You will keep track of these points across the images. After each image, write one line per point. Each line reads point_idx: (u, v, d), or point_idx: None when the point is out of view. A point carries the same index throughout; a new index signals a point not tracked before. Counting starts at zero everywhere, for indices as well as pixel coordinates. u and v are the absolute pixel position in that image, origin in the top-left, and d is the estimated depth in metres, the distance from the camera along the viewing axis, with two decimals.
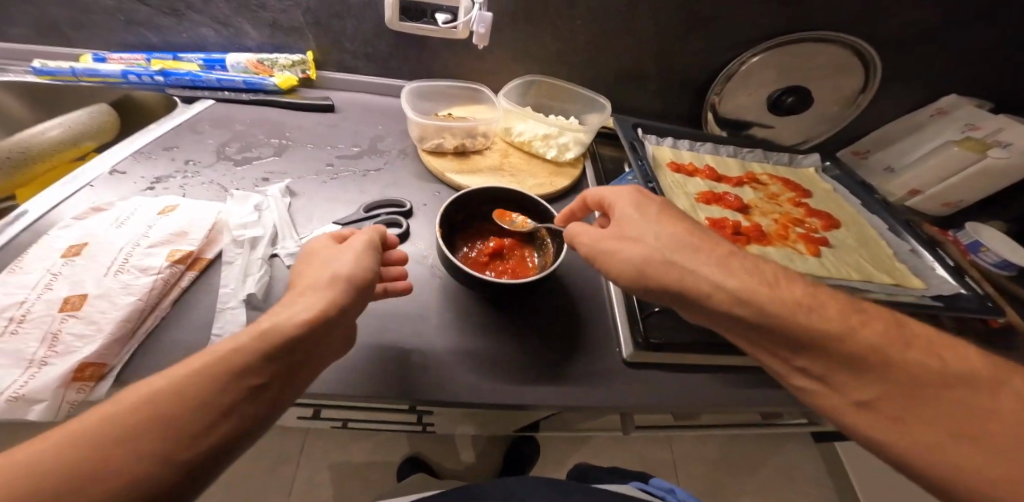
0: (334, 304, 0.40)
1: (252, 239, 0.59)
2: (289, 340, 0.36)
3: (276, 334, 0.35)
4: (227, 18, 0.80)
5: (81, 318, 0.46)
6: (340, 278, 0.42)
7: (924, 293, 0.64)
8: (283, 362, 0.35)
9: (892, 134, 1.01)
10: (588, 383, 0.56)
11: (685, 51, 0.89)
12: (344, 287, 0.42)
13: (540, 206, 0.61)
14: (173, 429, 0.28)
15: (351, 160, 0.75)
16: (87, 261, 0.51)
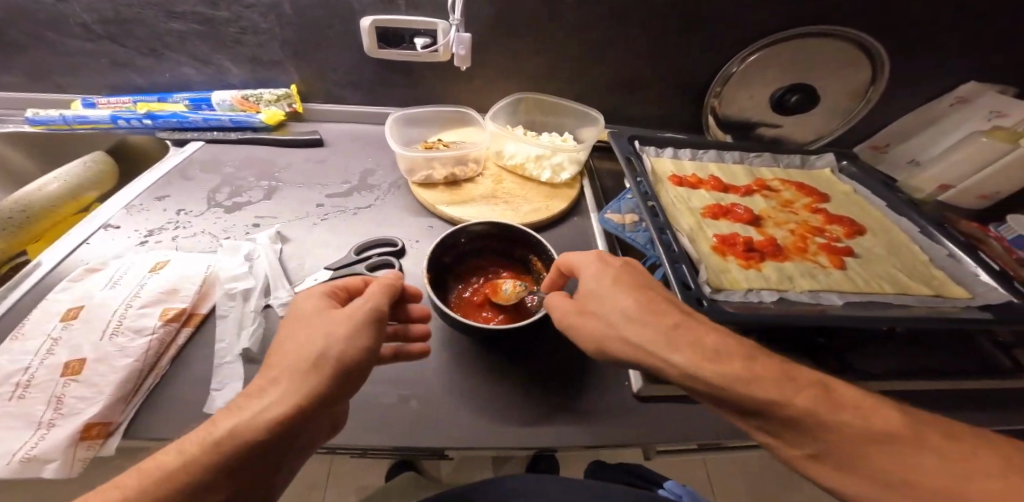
0: (306, 401, 0.33)
1: (244, 291, 0.54)
2: (243, 449, 0.30)
3: (231, 440, 0.30)
4: (207, 55, 0.81)
5: (83, 381, 0.40)
6: (314, 368, 0.34)
7: (970, 303, 0.58)
8: (247, 468, 0.31)
9: (909, 127, 0.95)
10: (613, 419, 0.50)
11: (682, 54, 0.85)
12: (321, 375, 0.34)
13: (532, 238, 0.57)
14: None
15: (340, 198, 0.71)
16: (85, 323, 0.44)
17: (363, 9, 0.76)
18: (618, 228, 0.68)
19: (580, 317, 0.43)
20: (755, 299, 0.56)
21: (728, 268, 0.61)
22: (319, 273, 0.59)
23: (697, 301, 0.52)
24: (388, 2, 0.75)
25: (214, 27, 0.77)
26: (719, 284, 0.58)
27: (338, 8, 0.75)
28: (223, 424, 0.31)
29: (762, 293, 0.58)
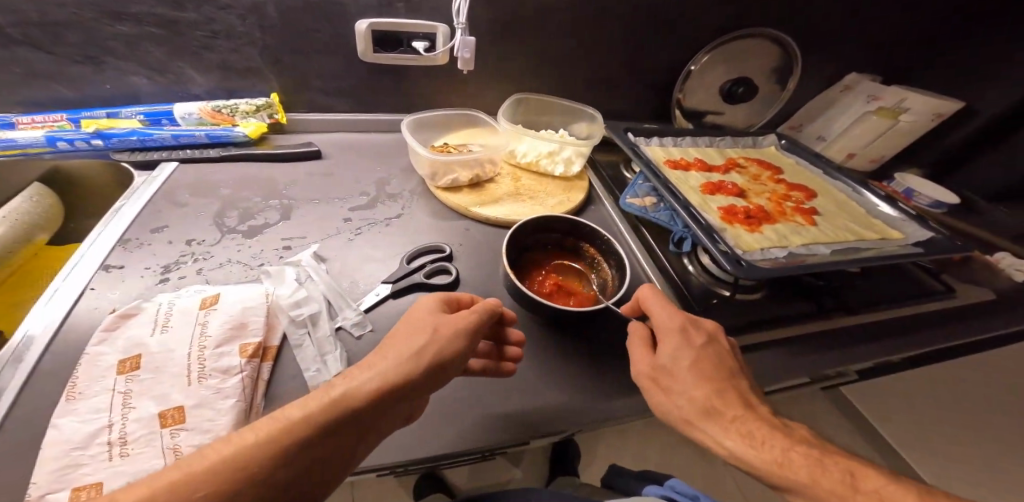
0: (403, 381, 0.35)
1: (312, 316, 0.50)
2: (345, 414, 0.33)
3: (339, 404, 0.33)
4: (165, 63, 0.69)
5: (194, 429, 0.37)
6: (416, 358, 0.36)
7: (905, 241, 0.77)
8: (342, 440, 0.33)
9: (816, 109, 1.14)
10: None
11: (653, 54, 0.94)
12: (418, 364, 0.36)
13: (590, 229, 0.61)
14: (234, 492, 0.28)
15: (366, 211, 0.67)
16: (157, 372, 0.40)
17: (358, 12, 0.72)
18: (640, 211, 0.75)
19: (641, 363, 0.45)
20: (770, 255, 0.68)
21: (740, 233, 0.72)
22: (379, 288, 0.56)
23: (738, 262, 0.61)
24: (385, 5, 0.73)
25: (177, 31, 0.66)
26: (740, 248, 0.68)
27: (330, 12, 0.71)
28: (336, 389, 0.34)
29: (773, 251, 0.69)
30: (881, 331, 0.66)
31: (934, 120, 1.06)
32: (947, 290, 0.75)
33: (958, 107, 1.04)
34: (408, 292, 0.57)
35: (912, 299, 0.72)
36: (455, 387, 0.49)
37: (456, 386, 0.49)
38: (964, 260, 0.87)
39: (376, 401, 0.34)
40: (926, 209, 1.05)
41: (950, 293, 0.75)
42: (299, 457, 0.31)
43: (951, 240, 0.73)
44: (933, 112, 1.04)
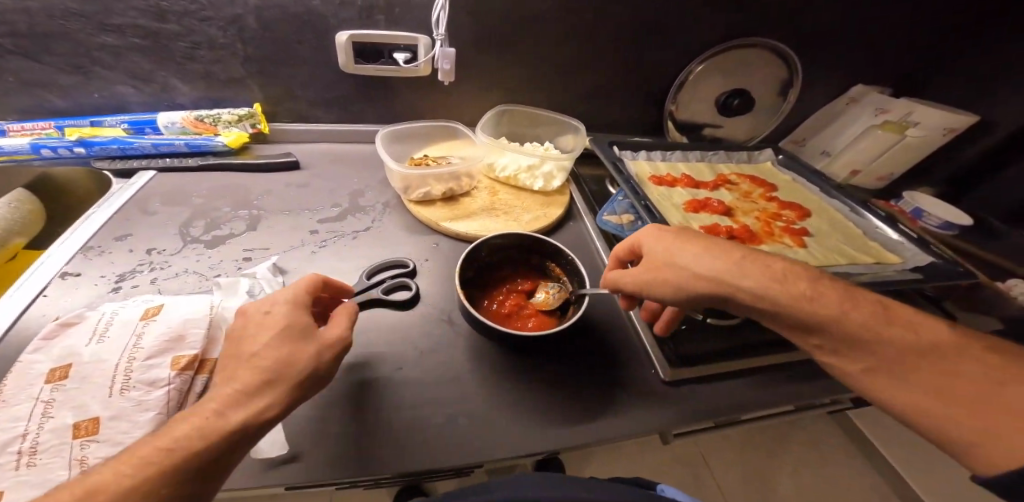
0: (284, 369, 0.37)
1: None
2: (227, 408, 0.34)
3: (215, 401, 0.34)
4: (149, 73, 0.70)
5: (106, 441, 0.37)
6: (294, 345, 0.39)
7: (904, 266, 0.72)
8: (232, 429, 0.33)
9: (818, 123, 1.10)
10: (649, 406, 0.54)
11: (645, 66, 0.92)
12: (294, 351, 0.38)
13: (555, 248, 0.59)
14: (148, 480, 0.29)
15: (335, 223, 0.67)
16: (84, 382, 0.39)
17: (339, 24, 0.72)
18: (617, 228, 0.73)
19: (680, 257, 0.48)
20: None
21: None
22: None
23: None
24: (367, 17, 0.72)
25: (159, 42, 0.67)
26: None
27: (311, 24, 0.70)
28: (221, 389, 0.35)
29: None
30: None
31: (946, 134, 0.99)
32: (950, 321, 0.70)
33: (974, 122, 0.98)
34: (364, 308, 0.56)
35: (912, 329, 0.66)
36: (395, 408, 0.48)
37: (398, 406, 0.48)
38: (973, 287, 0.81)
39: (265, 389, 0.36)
40: (934, 230, 0.99)
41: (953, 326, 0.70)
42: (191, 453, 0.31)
43: (951, 268, 0.68)
44: (944, 126, 0.97)
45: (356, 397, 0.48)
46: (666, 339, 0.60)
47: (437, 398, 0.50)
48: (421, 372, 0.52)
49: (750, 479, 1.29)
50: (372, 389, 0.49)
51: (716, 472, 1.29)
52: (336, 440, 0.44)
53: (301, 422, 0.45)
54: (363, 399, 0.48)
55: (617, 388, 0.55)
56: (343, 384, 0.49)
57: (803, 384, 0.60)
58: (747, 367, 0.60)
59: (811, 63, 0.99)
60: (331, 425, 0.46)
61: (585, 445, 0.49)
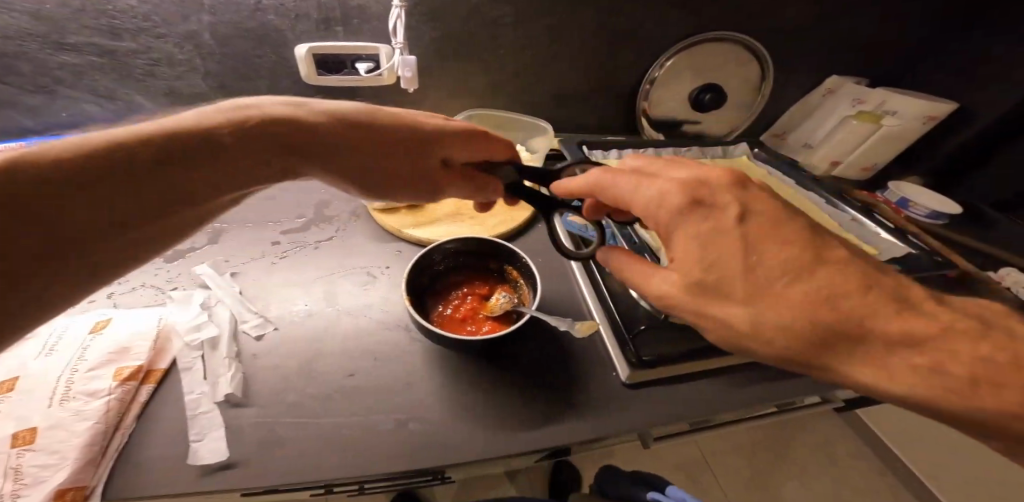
0: (331, 134, 0.44)
1: (210, 339, 0.49)
2: (248, 159, 0.38)
3: (251, 135, 0.38)
4: (112, 90, 0.70)
5: (40, 450, 0.37)
6: (410, 140, 0.49)
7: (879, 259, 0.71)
8: (230, 174, 0.37)
9: (798, 116, 1.09)
10: (610, 411, 0.52)
11: (614, 64, 0.91)
12: (404, 141, 0.48)
13: (509, 251, 0.58)
14: (170, 158, 0.33)
15: (297, 233, 0.66)
16: (26, 395, 0.40)
17: (298, 37, 0.72)
18: (581, 230, 0.72)
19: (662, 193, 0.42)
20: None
21: None
22: (290, 310, 0.55)
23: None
24: (325, 28, 0.72)
25: (118, 60, 0.67)
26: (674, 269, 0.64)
27: (268, 38, 0.70)
28: (289, 125, 0.41)
29: None
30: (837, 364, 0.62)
31: (926, 123, 0.98)
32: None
33: (953, 109, 0.97)
34: (321, 315, 0.56)
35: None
36: (346, 413, 0.46)
37: (349, 412, 0.47)
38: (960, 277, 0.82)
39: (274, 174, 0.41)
40: (924, 221, 0.96)
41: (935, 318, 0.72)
42: (202, 149, 0.35)
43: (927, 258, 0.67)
44: (923, 115, 0.96)
45: (309, 402, 0.47)
46: (631, 340, 0.58)
47: (391, 404, 0.48)
48: (374, 380, 0.50)
49: (757, 482, 1.26)
50: (322, 393, 0.47)
51: (722, 476, 1.26)
52: (281, 448, 0.43)
53: (248, 432, 0.43)
54: (310, 407, 0.46)
55: (578, 391, 0.54)
56: (298, 391, 0.47)
57: (772, 384, 0.59)
58: (716, 368, 0.59)
59: (785, 53, 0.97)
60: (278, 431, 0.44)
61: (541, 449, 0.48)
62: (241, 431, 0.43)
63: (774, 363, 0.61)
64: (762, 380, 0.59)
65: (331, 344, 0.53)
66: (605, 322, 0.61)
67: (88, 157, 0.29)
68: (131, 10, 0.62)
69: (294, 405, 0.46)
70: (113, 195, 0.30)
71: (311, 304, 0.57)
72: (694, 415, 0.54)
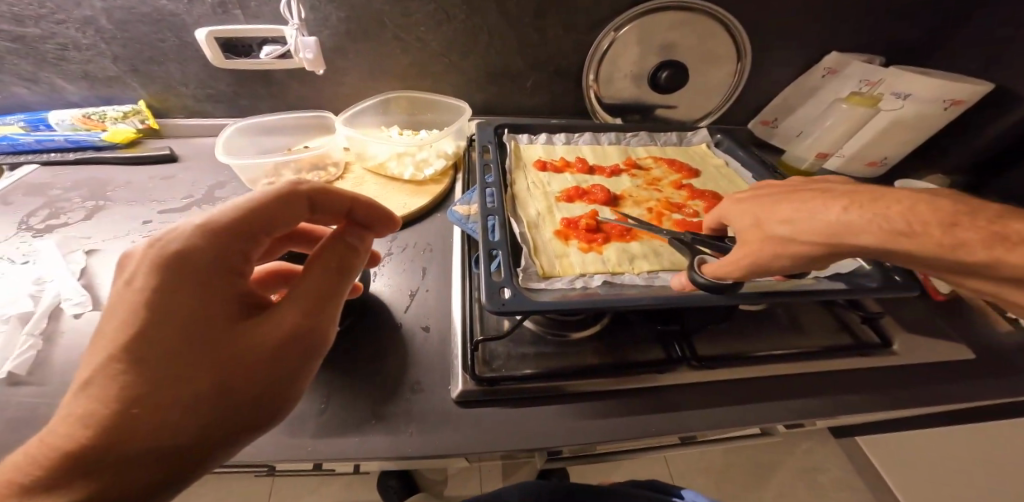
0: (134, 344, 0.29)
1: (22, 315, 0.51)
2: (147, 426, 0.28)
3: (101, 386, 0.28)
4: (33, 74, 0.73)
5: None
6: (129, 287, 0.31)
7: (821, 274, 0.61)
8: (169, 397, 0.29)
9: (790, 100, 0.91)
10: (431, 425, 0.48)
11: (554, 42, 0.81)
12: (137, 296, 0.31)
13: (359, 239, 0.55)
14: (129, 394, 0.28)
15: (174, 213, 0.67)
16: None
17: (197, 21, 0.70)
18: (462, 220, 0.66)
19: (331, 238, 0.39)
20: (579, 284, 0.54)
21: (567, 252, 0.59)
22: None
23: (498, 291, 0.47)
24: (222, 12, 0.69)
25: (29, 45, 0.69)
26: (548, 269, 0.56)
27: (165, 22, 0.69)
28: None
29: (591, 278, 0.55)
30: (738, 399, 0.54)
31: (945, 108, 0.78)
32: (863, 346, 0.60)
33: (986, 92, 0.77)
34: None
35: (793, 351, 0.59)
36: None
37: None
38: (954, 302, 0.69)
39: (222, 390, 0.30)
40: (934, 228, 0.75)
41: (885, 351, 0.60)
42: (153, 457, 0.28)
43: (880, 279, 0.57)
44: (940, 98, 0.77)
45: None
46: (475, 350, 0.53)
47: None
48: None
49: None
50: None
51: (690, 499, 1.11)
52: None
53: (10, 409, 0.44)
54: None
55: (397, 400, 0.50)
56: None
57: (648, 412, 0.52)
58: (581, 389, 0.52)
59: (765, 29, 0.81)
60: (38, 414, 0.44)
61: (336, 458, 0.45)
62: (4, 410, 0.44)
63: (648, 390, 0.54)
64: (624, 410, 0.52)
65: None
66: (459, 328, 0.56)
67: (86, 429, 0.27)
68: None
69: (72, 386, 0.46)
70: (134, 439, 0.27)
71: None
72: (524, 442, 0.48)
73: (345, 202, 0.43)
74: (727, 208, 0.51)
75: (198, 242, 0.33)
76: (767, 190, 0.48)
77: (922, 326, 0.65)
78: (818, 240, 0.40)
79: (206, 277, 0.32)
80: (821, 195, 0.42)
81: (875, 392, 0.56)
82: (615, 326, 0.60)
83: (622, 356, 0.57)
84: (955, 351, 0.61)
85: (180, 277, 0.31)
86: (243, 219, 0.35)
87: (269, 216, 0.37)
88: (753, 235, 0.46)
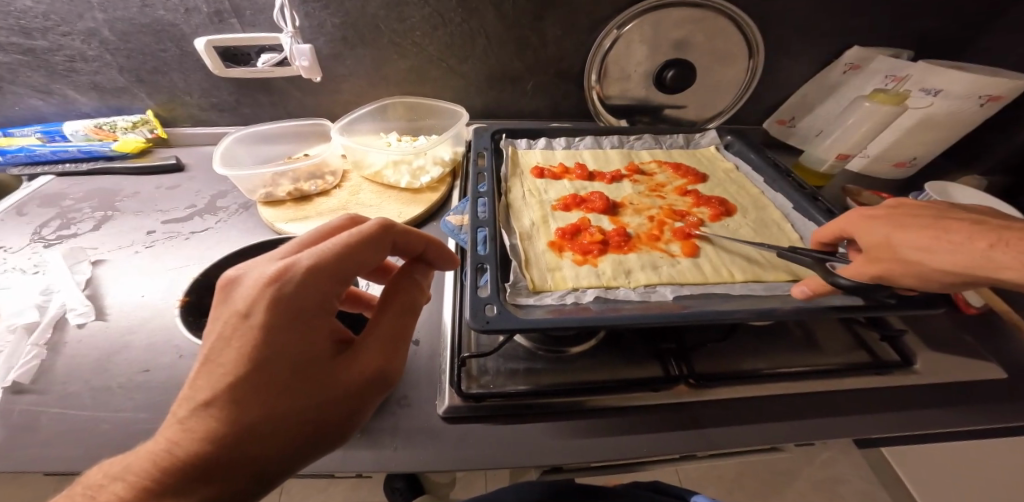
0: (249, 377, 0.30)
1: (27, 325, 0.52)
2: (255, 449, 0.29)
3: (220, 408, 0.29)
4: (45, 86, 0.75)
5: None
6: (244, 322, 0.31)
7: None
8: (274, 427, 0.30)
9: (809, 98, 0.86)
10: (420, 442, 0.47)
11: (553, 42, 0.78)
12: (252, 332, 0.31)
13: (487, 234, 0.55)
14: (240, 422, 0.29)
15: (177, 224, 0.69)
16: None
17: (195, 31, 0.71)
18: (455, 230, 0.64)
19: (407, 284, 0.39)
20: (570, 300, 0.52)
21: (560, 265, 0.57)
22: (126, 302, 0.58)
23: (483, 308, 0.46)
24: (219, 21, 0.70)
25: (39, 58, 0.71)
26: (540, 283, 0.54)
27: (166, 32, 0.71)
28: (114, 488, 0.28)
29: (583, 292, 0.53)
30: (741, 419, 0.51)
31: (982, 104, 0.72)
32: (881, 364, 0.55)
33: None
34: (150, 306, 0.57)
35: (805, 370, 0.55)
36: (115, 410, 0.46)
37: (114, 405, 0.47)
38: (985, 315, 0.64)
39: (317, 421, 0.32)
40: None
41: (905, 369, 0.56)
42: (255, 477, 0.29)
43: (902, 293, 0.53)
44: (975, 93, 0.71)
45: (87, 397, 0.47)
46: (462, 365, 0.52)
47: (162, 404, 0.47)
48: (164, 377, 0.50)
49: None
50: (103, 386, 0.49)
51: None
52: (41, 441, 0.43)
53: (14, 417, 0.45)
54: (88, 397, 0.47)
55: (382, 414, 0.49)
56: (84, 382, 0.49)
57: (645, 433, 0.50)
58: (573, 408, 0.51)
59: (779, 22, 0.76)
60: (41, 421, 0.45)
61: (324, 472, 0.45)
62: (7, 418, 0.45)
63: (642, 409, 0.51)
64: (618, 429, 0.50)
65: (142, 337, 0.54)
66: (448, 342, 0.55)
67: (201, 444, 0.28)
68: (32, 10, 0.66)
69: (73, 394, 0.48)
70: (240, 460, 0.29)
71: (147, 297, 0.59)
72: (517, 460, 0.47)
73: (423, 242, 0.43)
74: (852, 222, 0.49)
75: (307, 286, 0.32)
76: (904, 206, 0.46)
77: (948, 342, 0.60)
78: (957, 269, 0.40)
79: (306, 321, 0.32)
80: (964, 224, 0.41)
81: (892, 415, 0.52)
82: (611, 341, 0.58)
83: (614, 373, 0.55)
84: (983, 370, 0.57)
85: (289, 319, 0.32)
86: (343, 263, 0.34)
87: (364, 257, 0.36)
88: (881, 252, 0.44)
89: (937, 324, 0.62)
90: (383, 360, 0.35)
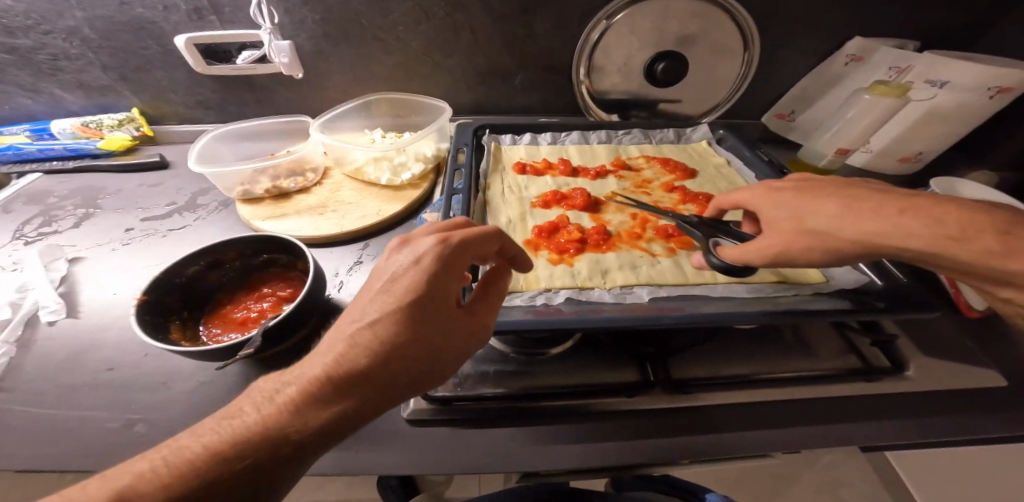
0: (411, 307, 0.32)
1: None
2: (397, 373, 0.31)
3: (383, 328, 0.31)
4: (33, 84, 0.75)
5: None
6: (415, 266, 0.34)
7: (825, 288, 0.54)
8: (410, 357, 0.31)
9: (809, 91, 0.82)
10: (381, 445, 0.46)
11: (539, 37, 0.76)
12: (420, 273, 0.34)
13: None
14: (392, 345, 0.31)
15: (156, 221, 0.69)
16: None
17: (175, 29, 0.71)
18: None
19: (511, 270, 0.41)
20: (540, 301, 0.50)
21: (534, 264, 0.55)
22: (98, 299, 0.58)
23: None
24: (198, 18, 0.69)
25: (24, 56, 0.72)
26: (511, 283, 0.52)
27: (146, 30, 0.70)
28: (291, 389, 0.29)
29: (556, 293, 0.51)
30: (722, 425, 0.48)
31: (993, 95, 0.68)
32: (869, 370, 0.52)
33: None
34: (122, 304, 0.57)
35: (790, 376, 0.52)
36: (79, 409, 0.46)
37: (78, 404, 0.46)
38: (990, 321, 0.60)
39: (438, 363, 0.33)
40: None
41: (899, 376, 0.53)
42: (386, 396, 0.30)
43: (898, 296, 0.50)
44: (984, 84, 0.67)
45: (53, 395, 0.47)
46: None
47: (125, 403, 0.46)
48: (132, 375, 0.49)
49: None
50: (67, 385, 0.48)
51: None
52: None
53: None
54: (53, 395, 0.47)
55: None
56: (51, 381, 0.49)
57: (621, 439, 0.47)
58: (545, 412, 0.49)
59: (774, 13, 0.73)
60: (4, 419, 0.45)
61: None
62: None
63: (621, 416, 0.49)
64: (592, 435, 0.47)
65: (112, 335, 0.53)
66: None
67: (360, 357, 0.30)
68: (12, 9, 0.66)
69: (37, 393, 0.47)
70: (381, 379, 0.30)
71: (119, 295, 0.58)
72: (479, 465, 0.45)
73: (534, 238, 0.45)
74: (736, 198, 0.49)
75: (461, 246, 0.35)
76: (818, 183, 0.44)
77: (948, 348, 0.57)
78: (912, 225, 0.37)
79: (454, 274, 0.34)
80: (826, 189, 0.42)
81: (885, 424, 0.49)
82: (589, 344, 0.56)
83: (587, 378, 0.53)
84: (987, 379, 0.53)
85: (445, 269, 0.34)
86: (485, 239, 0.37)
87: (496, 239, 0.39)
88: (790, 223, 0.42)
89: (938, 330, 0.58)
90: (487, 323, 0.36)
